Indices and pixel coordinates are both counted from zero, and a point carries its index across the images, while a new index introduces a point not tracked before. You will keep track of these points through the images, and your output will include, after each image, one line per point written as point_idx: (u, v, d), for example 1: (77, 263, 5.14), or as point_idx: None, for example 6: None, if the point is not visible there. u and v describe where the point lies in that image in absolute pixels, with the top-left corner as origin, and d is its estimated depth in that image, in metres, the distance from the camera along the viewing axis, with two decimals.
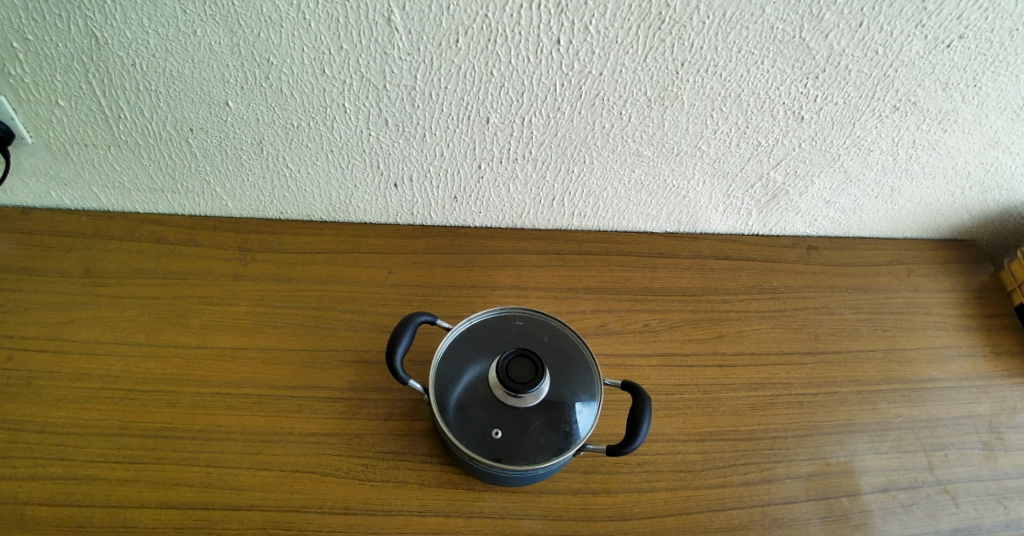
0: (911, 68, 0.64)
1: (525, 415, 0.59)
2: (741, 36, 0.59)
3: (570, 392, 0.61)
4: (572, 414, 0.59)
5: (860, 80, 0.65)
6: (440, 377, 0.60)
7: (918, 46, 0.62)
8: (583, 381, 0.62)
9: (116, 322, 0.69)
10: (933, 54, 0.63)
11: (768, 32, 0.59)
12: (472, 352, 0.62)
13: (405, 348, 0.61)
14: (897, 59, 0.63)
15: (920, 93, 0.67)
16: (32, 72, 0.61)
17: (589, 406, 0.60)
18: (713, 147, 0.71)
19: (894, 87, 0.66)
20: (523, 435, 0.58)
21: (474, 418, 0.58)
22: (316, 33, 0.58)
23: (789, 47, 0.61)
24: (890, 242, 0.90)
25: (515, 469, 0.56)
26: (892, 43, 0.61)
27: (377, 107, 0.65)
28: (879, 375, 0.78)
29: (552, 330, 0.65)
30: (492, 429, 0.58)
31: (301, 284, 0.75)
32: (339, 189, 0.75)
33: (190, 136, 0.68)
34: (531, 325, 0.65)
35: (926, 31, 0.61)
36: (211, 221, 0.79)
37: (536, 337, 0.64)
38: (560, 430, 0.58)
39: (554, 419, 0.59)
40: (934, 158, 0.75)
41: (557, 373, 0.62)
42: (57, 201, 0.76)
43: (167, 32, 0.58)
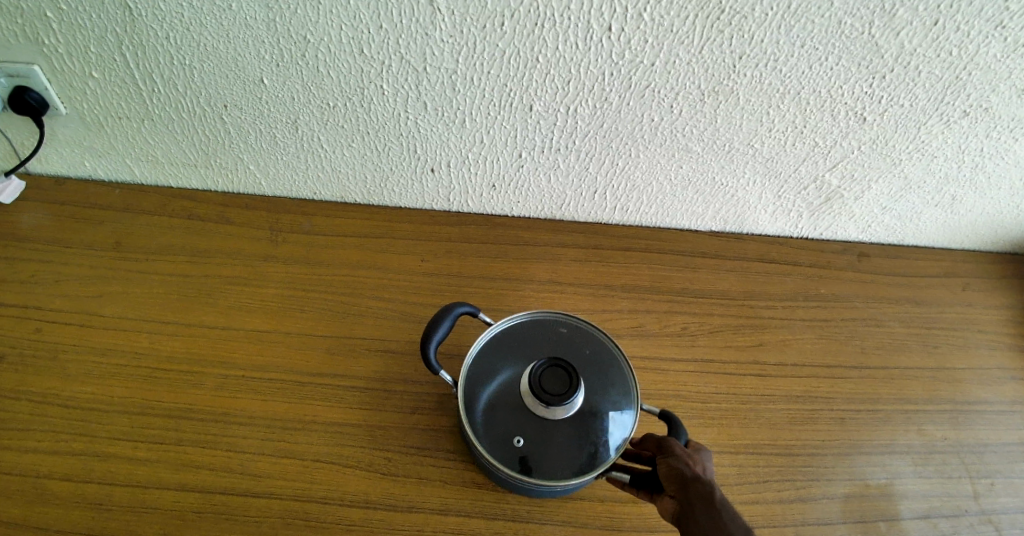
0: (987, 71, 0.60)
1: (554, 426, 0.56)
2: (805, 30, 0.56)
3: (605, 407, 0.57)
4: (604, 431, 0.56)
5: (930, 82, 0.61)
6: (471, 375, 0.58)
7: (995, 49, 0.58)
8: (621, 398, 0.58)
9: (144, 299, 0.68)
10: (1011, 56, 0.58)
11: (835, 27, 0.56)
12: (507, 353, 0.60)
13: (442, 338, 0.59)
14: (972, 61, 0.59)
15: (993, 98, 0.63)
16: (67, 43, 0.61)
17: (624, 425, 0.56)
18: (766, 146, 0.68)
19: (965, 90, 0.62)
20: (549, 447, 0.55)
21: (501, 423, 0.56)
22: (354, 10, 0.56)
23: (856, 44, 0.57)
24: (946, 254, 0.86)
25: (536, 482, 0.53)
26: (967, 44, 0.57)
27: (415, 90, 0.63)
28: (927, 395, 0.74)
29: (594, 342, 0.62)
30: (515, 437, 0.55)
31: (330, 268, 0.73)
32: (375, 172, 0.73)
33: (223, 113, 0.67)
34: (573, 335, 0.62)
35: (1005, 33, 0.56)
36: (242, 200, 0.77)
37: (574, 346, 0.61)
38: (589, 447, 0.55)
39: (584, 434, 0.55)
40: (1002, 168, 0.71)
41: (592, 386, 0.58)
42: (90, 172, 0.75)
43: (202, 5, 0.57)
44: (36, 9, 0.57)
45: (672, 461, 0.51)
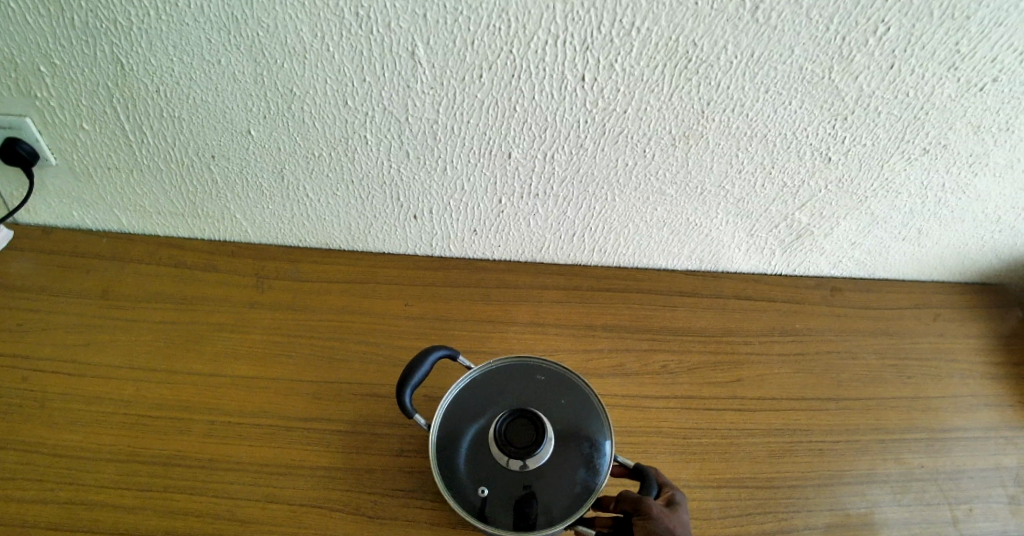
0: (942, 110, 0.63)
1: (521, 476, 0.56)
2: (769, 77, 0.59)
3: (576, 459, 0.57)
4: (573, 484, 0.55)
5: (890, 122, 0.64)
6: (447, 421, 0.59)
7: (949, 89, 0.61)
8: (593, 450, 0.57)
9: (132, 346, 0.69)
10: (965, 97, 0.62)
11: (797, 73, 0.59)
12: (485, 400, 0.61)
13: (423, 379, 0.60)
14: (927, 101, 0.62)
15: (951, 136, 0.66)
16: (58, 96, 0.62)
17: (593, 480, 0.56)
18: (737, 187, 0.70)
19: (924, 129, 0.65)
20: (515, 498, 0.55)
21: (470, 470, 0.56)
22: (339, 64, 0.59)
23: (817, 89, 0.60)
24: (916, 286, 0.88)
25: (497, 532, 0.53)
26: (923, 85, 0.60)
27: (398, 140, 0.65)
28: (903, 424, 0.76)
29: (574, 392, 0.62)
30: (483, 485, 0.55)
31: (317, 312, 0.74)
32: (359, 219, 0.75)
33: (210, 163, 0.69)
34: (552, 383, 0.63)
35: (958, 74, 0.60)
36: (229, 247, 0.79)
37: (552, 395, 0.62)
38: (557, 499, 0.55)
39: (552, 486, 0.55)
40: (963, 202, 0.74)
41: (565, 436, 0.58)
42: (78, 222, 0.76)
43: (192, 61, 0.59)
44: (30, 64, 0.59)
45: (651, 525, 0.52)
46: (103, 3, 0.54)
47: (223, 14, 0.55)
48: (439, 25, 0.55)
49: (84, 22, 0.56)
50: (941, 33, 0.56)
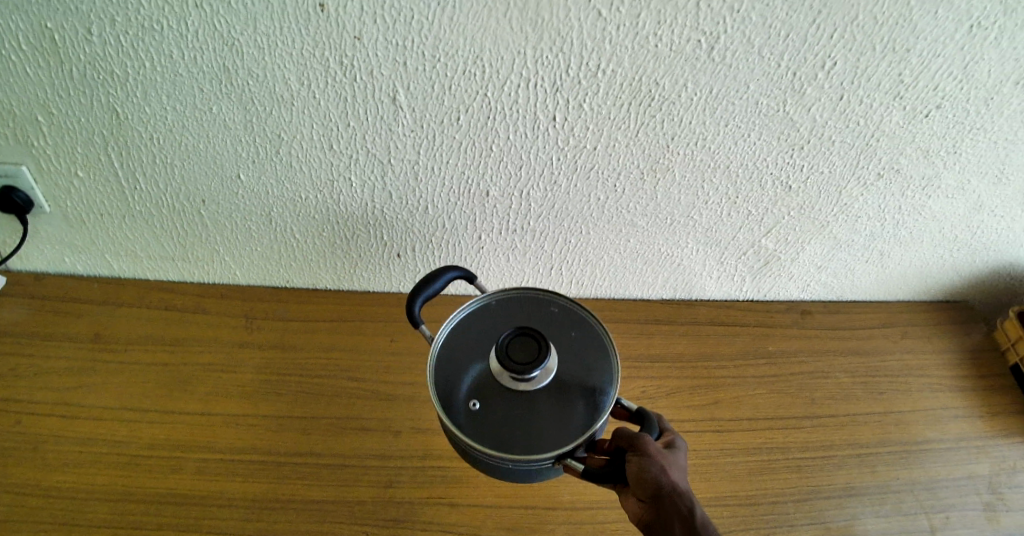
0: (892, 137, 0.67)
1: (517, 401, 0.54)
2: (727, 111, 0.63)
3: (576, 393, 0.55)
4: (570, 417, 0.53)
5: (844, 150, 0.68)
6: (450, 341, 0.59)
7: (897, 117, 0.65)
8: (596, 388, 0.55)
9: (124, 388, 0.71)
10: (912, 123, 0.65)
11: (754, 107, 0.62)
12: (491, 329, 0.60)
13: (435, 295, 0.61)
14: (878, 129, 0.66)
15: (903, 160, 0.70)
16: (54, 145, 0.65)
17: (590, 416, 0.53)
18: (704, 217, 0.74)
19: (876, 155, 0.69)
20: (508, 424, 0.53)
21: (465, 392, 0.55)
22: (326, 110, 0.62)
23: (774, 121, 0.64)
24: (884, 306, 0.91)
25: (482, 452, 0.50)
26: (872, 113, 0.64)
27: (381, 181, 0.68)
28: (877, 438, 0.79)
29: (585, 326, 0.60)
30: (474, 403, 0.54)
31: (305, 350, 0.76)
32: (345, 259, 0.78)
33: (201, 207, 0.71)
34: (563, 316, 0.61)
35: (904, 103, 0.63)
36: (218, 289, 0.80)
37: (561, 330, 0.60)
38: (549, 430, 0.53)
39: (547, 417, 0.54)
40: (920, 223, 0.78)
41: (568, 370, 0.57)
42: (69, 267, 0.78)
43: (184, 109, 0.62)
44: (28, 114, 0.62)
45: (645, 463, 0.50)
46: (100, 55, 0.57)
47: (215, 64, 0.58)
48: (417, 72, 0.59)
49: (82, 74, 0.58)
50: (884, 66, 0.60)
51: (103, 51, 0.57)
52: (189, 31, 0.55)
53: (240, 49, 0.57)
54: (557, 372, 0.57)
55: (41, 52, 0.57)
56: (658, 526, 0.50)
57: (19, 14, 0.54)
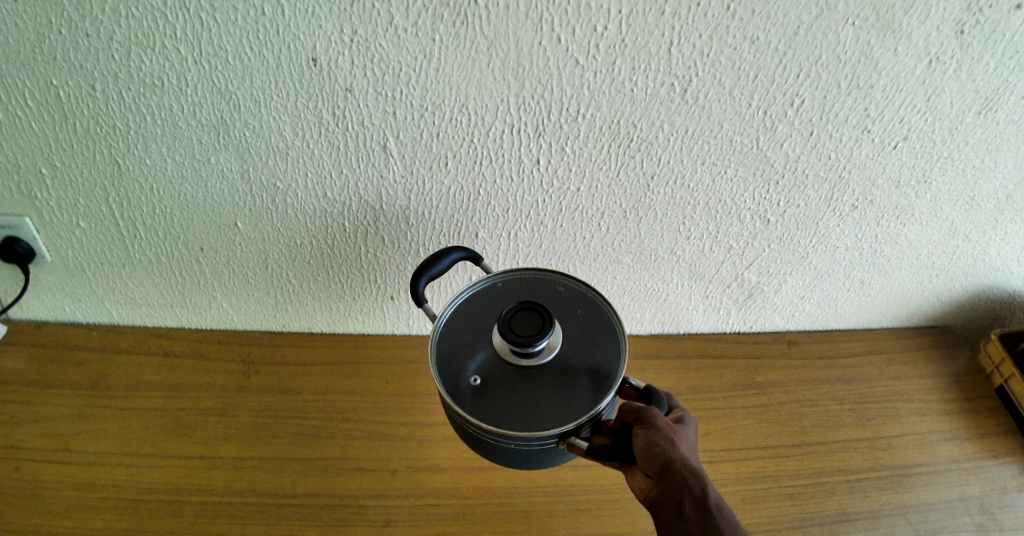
0: (863, 169, 0.70)
1: (519, 377, 0.55)
2: (703, 150, 0.65)
3: (579, 371, 0.55)
4: (573, 394, 0.54)
5: (818, 183, 0.70)
6: (454, 320, 0.59)
7: (867, 149, 0.67)
8: (601, 364, 0.56)
9: (124, 434, 0.72)
10: (882, 155, 0.68)
11: (728, 145, 0.65)
12: (494, 309, 0.60)
13: (441, 275, 0.62)
14: (849, 162, 0.69)
15: (876, 191, 0.72)
16: (57, 196, 0.66)
17: (592, 393, 0.53)
18: (687, 252, 0.76)
19: (850, 188, 0.71)
20: (510, 401, 0.53)
21: (468, 371, 0.56)
22: (319, 160, 0.64)
23: (748, 157, 0.66)
24: (868, 333, 0.93)
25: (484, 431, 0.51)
26: (843, 147, 0.67)
27: (374, 226, 0.70)
28: (867, 463, 0.80)
29: (591, 306, 0.60)
30: (475, 379, 0.55)
31: (302, 392, 0.78)
32: (340, 302, 0.79)
33: (199, 254, 0.73)
34: (568, 295, 0.61)
35: (872, 136, 0.66)
36: (215, 334, 0.82)
37: (565, 307, 0.60)
38: (550, 407, 0.53)
39: (548, 393, 0.54)
40: (897, 251, 0.80)
41: (572, 347, 0.57)
42: (69, 316, 0.79)
43: (184, 160, 0.64)
44: (33, 167, 0.64)
45: (651, 435, 0.50)
46: (103, 110, 0.59)
47: (214, 117, 0.60)
48: (407, 121, 0.61)
49: (86, 128, 0.61)
50: (850, 102, 0.62)
51: (106, 106, 0.59)
52: (189, 86, 0.58)
53: (237, 102, 0.59)
54: (561, 349, 0.57)
55: (46, 107, 0.59)
56: (667, 503, 0.49)
57: (26, 72, 0.56)
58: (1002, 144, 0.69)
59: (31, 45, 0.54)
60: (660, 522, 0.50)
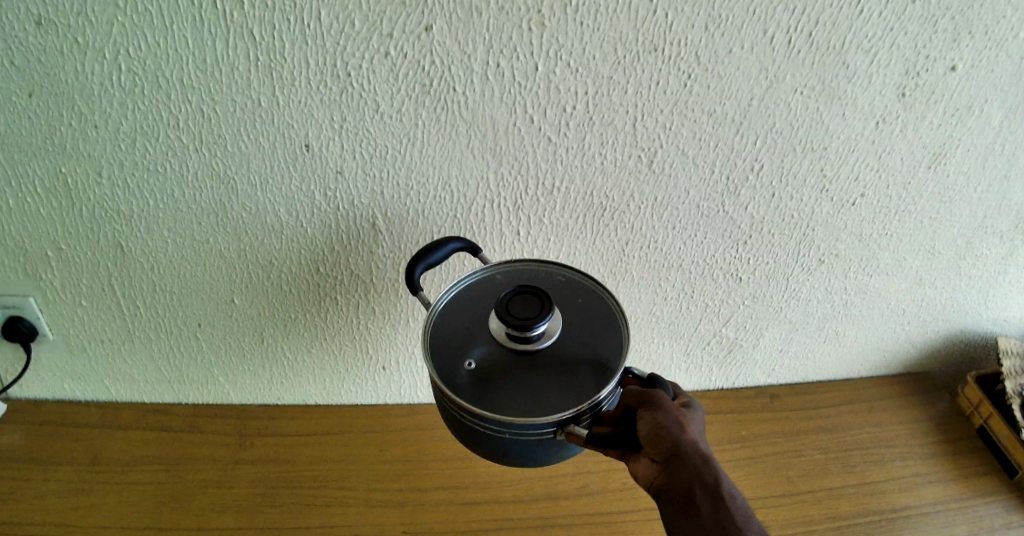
0: (825, 226, 0.74)
1: (517, 365, 0.51)
2: (673, 215, 0.69)
3: (580, 362, 0.51)
4: (574, 383, 0.50)
5: (784, 241, 0.74)
6: (448, 309, 0.56)
7: (827, 207, 0.72)
8: (605, 355, 0.52)
9: (121, 508, 0.73)
10: (842, 211, 0.72)
11: (696, 210, 0.69)
12: (492, 299, 0.57)
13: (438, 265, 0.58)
14: (812, 220, 0.73)
15: (840, 246, 0.76)
16: (61, 278, 0.69)
17: (593, 383, 0.49)
18: (666, 312, 0.79)
19: (815, 245, 0.75)
20: (507, 391, 0.49)
21: (463, 359, 0.52)
22: (313, 238, 0.67)
23: (716, 219, 0.70)
24: (849, 383, 0.96)
25: (478, 417, 0.46)
26: (804, 207, 0.71)
27: (365, 298, 0.73)
28: (854, 509, 0.81)
29: (592, 297, 0.57)
30: (470, 366, 0.51)
31: (298, 462, 0.79)
32: (333, 373, 0.82)
33: (197, 330, 0.75)
34: (568, 286, 0.58)
35: (830, 194, 0.71)
36: (211, 408, 0.83)
37: (565, 297, 0.57)
38: (547, 395, 0.49)
39: (546, 381, 0.50)
40: (867, 301, 0.84)
41: (573, 337, 0.53)
42: (68, 394, 0.81)
43: (184, 241, 0.67)
44: (39, 250, 0.66)
45: (660, 416, 0.48)
46: (108, 196, 0.63)
47: (213, 201, 0.64)
48: (394, 199, 0.65)
49: (91, 212, 0.64)
50: (806, 164, 0.67)
51: (111, 192, 0.62)
52: (190, 172, 0.61)
53: (235, 186, 0.63)
54: (562, 336, 0.53)
55: (55, 194, 0.62)
56: (677, 491, 0.47)
57: (37, 163, 0.60)
58: (953, 195, 0.74)
59: (44, 137, 0.58)
60: (668, 510, 0.48)
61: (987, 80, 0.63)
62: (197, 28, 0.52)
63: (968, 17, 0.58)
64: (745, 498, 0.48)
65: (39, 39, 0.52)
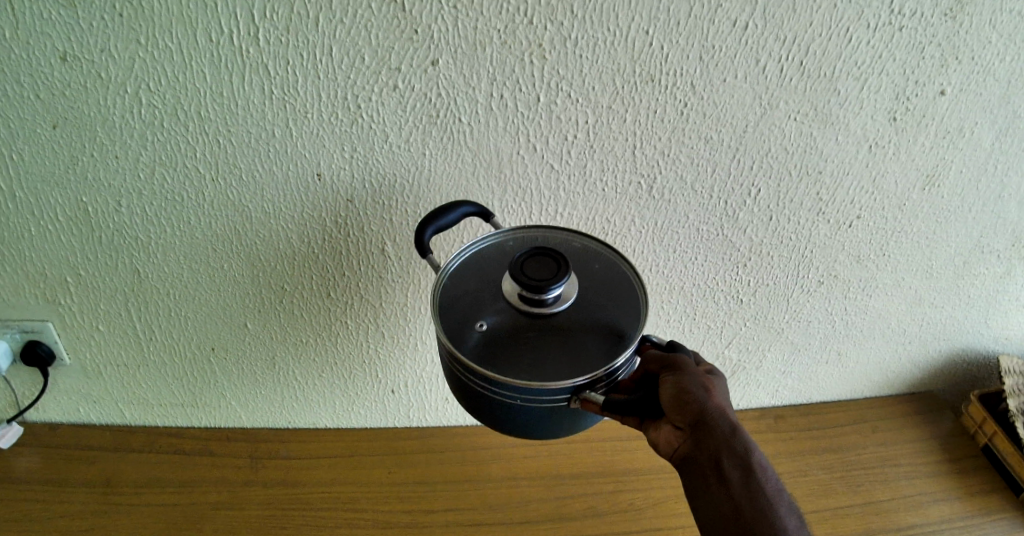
0: (823, 248, 0.75)
1: (529, 329, 0.48)
2: (673, 239, 0.71)
3: (597, 329, 0.48)
4: (590, 351, 0.46)
5: (783, 263, 0.76)
6: (456, 271, 0.52)
7: (825, 229, 0.73)
8: (624, 323, 0.48)
9: (135, 530, 0.74)
10: (840, 232, 0.74)
11: (696, 234, 0.71)
12: (503, 263, 0.53)
13: (449, 228, 0.55)
14: (810, 242, 0.74)
15: (839, 268, 0.78)
16: (79, 303, 0.70)
17: (611, 351, 0.46)
18: (669, 334, 0.81)
19: (814, 266, 0.77)
20: (519, 355, 0.46)
21: (472, 321, 0.48)
22: (325, 265, 0.69)
23: (716, 242, 0.72)
24: (852, 402, 0.97)
25: (485, 380, 0.43)
26: (802, 229, 0.72)
27: (375, 322, 0.75)
28: (860, 528, 0.81)
29: (610, 265, 0.53)
30: (479, 327, 0.47)
31: (309, 484, 0.80)
32: (343, 396, 0.83)
33: (210, 354, 0.77)
34: (585, 252, 0.54)
35: (828, 216, 0.72)
36: (223, 431, 0.85)
37: (581, 263, 0.53)
38: (561, 361, 0.45)
39: (560, 347, 0.46)
40: (868, 321, 0.85)
41: (590, 304, 0.50)
42: (84, 417, 0.83)
43: (198, 267, 0.68)
44: (58, 276, 0.68)
45: (683, 381, 0.47)
46: (127, 225, 0.64)
47: (228, 229, 0.65)
48: (402, 226, 0.67)
49: (110, 241, 0.65)
50: (802, 188, 0.69)
51: (130, 221, 0.64)
52: (206, 201, 0.63)
53: (249, 214, 0.64)
54: (578, 302, 0.50)
55: (75, 224, 0.64)
56: (702, 459, 0.46)
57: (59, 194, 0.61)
58: (949, 216, 0.75)
59: (65, 167, 0.59)
60: (693, 479, 0.46)
61: (976, 103, 0.65)
62: (215, 64, 0.53)
63: (956, 43, 0.60)
64: (774, 468, 0.47)
65: (62, 74, 0.53)
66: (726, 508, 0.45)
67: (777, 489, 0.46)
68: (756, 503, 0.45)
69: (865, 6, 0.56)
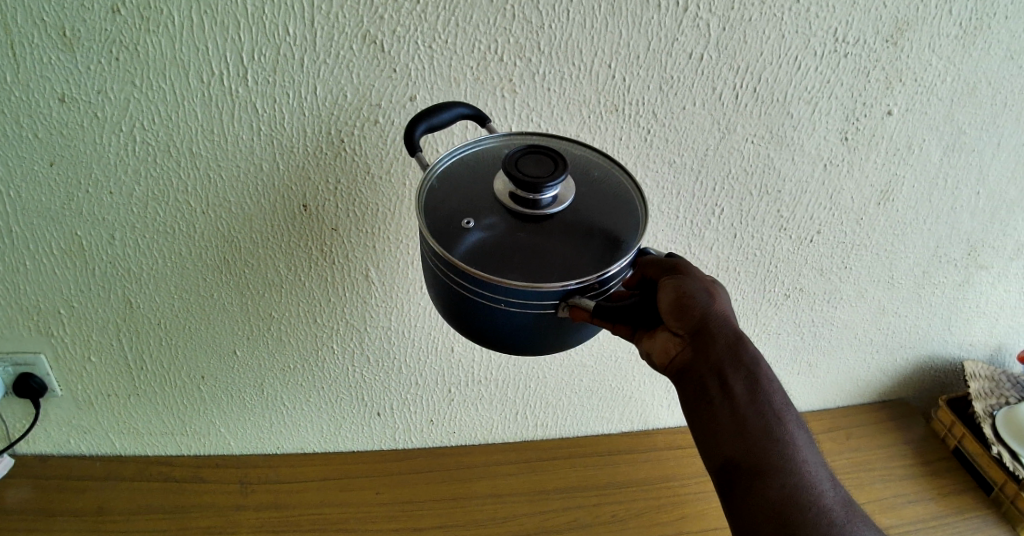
0: (787, 262, 0.79)
1: (521, 231, 0.45)
2: None
3: (592, 236, 0.45)
4: (583, 256, 0.44)
5: (750, 278, 0.79)
6: (445, 175, 0.49)
7: (788, 244, 0.77)
8: (621, 232, 0.46)
9: None
10: (802, 246, 0.77)
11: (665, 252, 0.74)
12: (496, 168, 0.50)
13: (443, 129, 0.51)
14: (774, 257, 0.78)
15: (805, 281, 0.81)
16: (71, 333, 0.72)
17: (605, 259, 0.43)
18: None
19: (780, 280, 0.80)
20: (507, 255, 0.43)
21: (460, 220, 0.45)
22: (311, 292, 0.72)
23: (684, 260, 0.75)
24: (825, 411, 1.00)
25: (470, 279, 0.40)
26: (766, 245, 0.76)
27: (360, 346, 0.77)
28: None
29: (609, 177, 0.50)
30: (468, 227, 0.45)
31: (299, 507, 0.82)
32: (330, 420, 0.85)
33: (200, 382, 0.78)
34: (583, 162, 0.51)
35: (789, 232, 0.76)
36: (213, 458, 0.86)
37: (579, 171, 0.50)
38: (551, 264, 0.43)
39: (550, 251, 0.44)
40: (835, 331, 0.88)
41: (586, 210, 0.47)
42: (74, 447, 0.84)
43: (187, 295, 0.70)
44: (50, 308, 0.69)
45: (684, 284, 0.44)
46: (118, 256, 0.66)
47: (217, 258, 0.68)
48: (384, 252, 0.69)
49: (103, 273, 0.67)
50: (764, 206, 0.72)
51: (121, 252, 0.66)
52: (196, 232, 0.65)
53: (237, 244, 0.66)
54: (574, 207, 0.47)
55: (67, 258, 0.66)
56: (704, 370, 0.44)
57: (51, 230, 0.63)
58: (905, 228, 0.79)
59: (60, 203, 0.61)
60: (692, 392, 0.44)
61: (922, 122, 0.69)
62: (205, 104, 0.56)
63: (898, 66, 0.64)
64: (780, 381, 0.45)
65: (60, 114, 0.55)
66: (729, 418, 0.43)
67: (784, 404, 0.44)
68: (760, 410, 0.43)
69: (811, 36, 0.60)
